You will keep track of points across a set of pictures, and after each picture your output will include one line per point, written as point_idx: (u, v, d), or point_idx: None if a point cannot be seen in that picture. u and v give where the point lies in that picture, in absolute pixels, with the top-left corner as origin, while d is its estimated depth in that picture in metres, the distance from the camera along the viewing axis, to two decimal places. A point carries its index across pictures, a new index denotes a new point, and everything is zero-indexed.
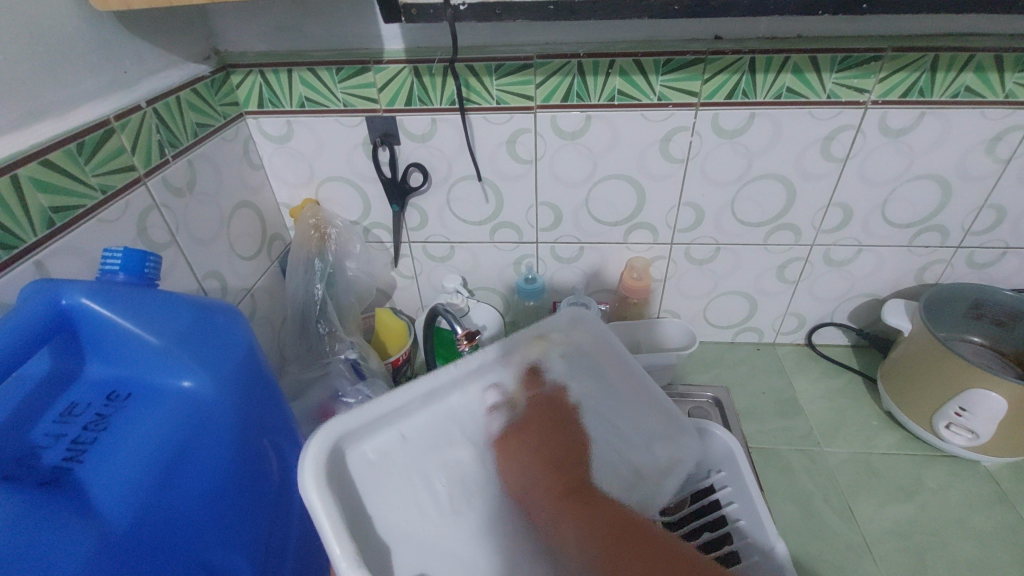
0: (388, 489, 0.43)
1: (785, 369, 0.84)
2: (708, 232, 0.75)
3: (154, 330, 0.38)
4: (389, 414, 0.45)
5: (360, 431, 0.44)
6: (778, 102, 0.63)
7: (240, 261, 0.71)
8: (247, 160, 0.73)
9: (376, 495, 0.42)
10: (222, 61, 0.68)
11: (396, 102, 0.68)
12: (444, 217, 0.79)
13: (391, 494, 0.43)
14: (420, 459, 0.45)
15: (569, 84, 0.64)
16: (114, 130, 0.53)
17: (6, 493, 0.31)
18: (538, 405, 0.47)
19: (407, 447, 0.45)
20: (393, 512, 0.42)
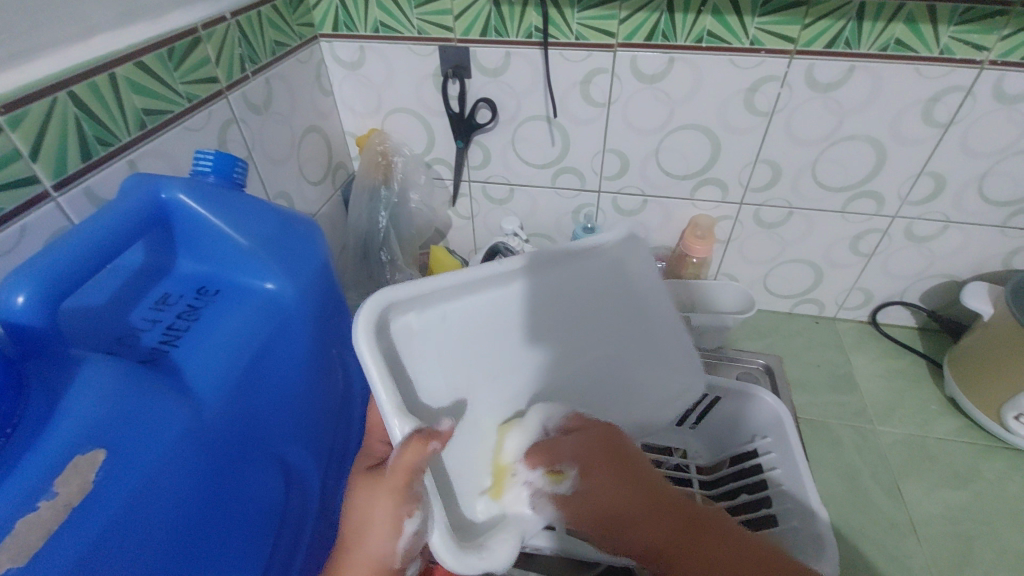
0: (422, 360, 0.43)
1: (843, 345, 0.81)
2: (783, 194, 0.72)
3: (243, 232, 0.40)
4: (439, 291, 0.45)
5: (408, 301, 0.43)
6: (883, 55, 0.59)
7: (307, 185, 0.72)
8: (318, 85, 0.73)
9: (409, 361, 0.42)
10: None
11: (472, 32, 0.66)
12: (507, 157, 0.77)
13: (426, 364, 0.43)
14: (461, 337, 0.45)
15: (655, 22, 0.61)
16: (201, 39, 0.53)
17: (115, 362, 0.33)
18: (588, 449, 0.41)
19: (449, 323, 0.45)
20: (425, 379, 0.43)
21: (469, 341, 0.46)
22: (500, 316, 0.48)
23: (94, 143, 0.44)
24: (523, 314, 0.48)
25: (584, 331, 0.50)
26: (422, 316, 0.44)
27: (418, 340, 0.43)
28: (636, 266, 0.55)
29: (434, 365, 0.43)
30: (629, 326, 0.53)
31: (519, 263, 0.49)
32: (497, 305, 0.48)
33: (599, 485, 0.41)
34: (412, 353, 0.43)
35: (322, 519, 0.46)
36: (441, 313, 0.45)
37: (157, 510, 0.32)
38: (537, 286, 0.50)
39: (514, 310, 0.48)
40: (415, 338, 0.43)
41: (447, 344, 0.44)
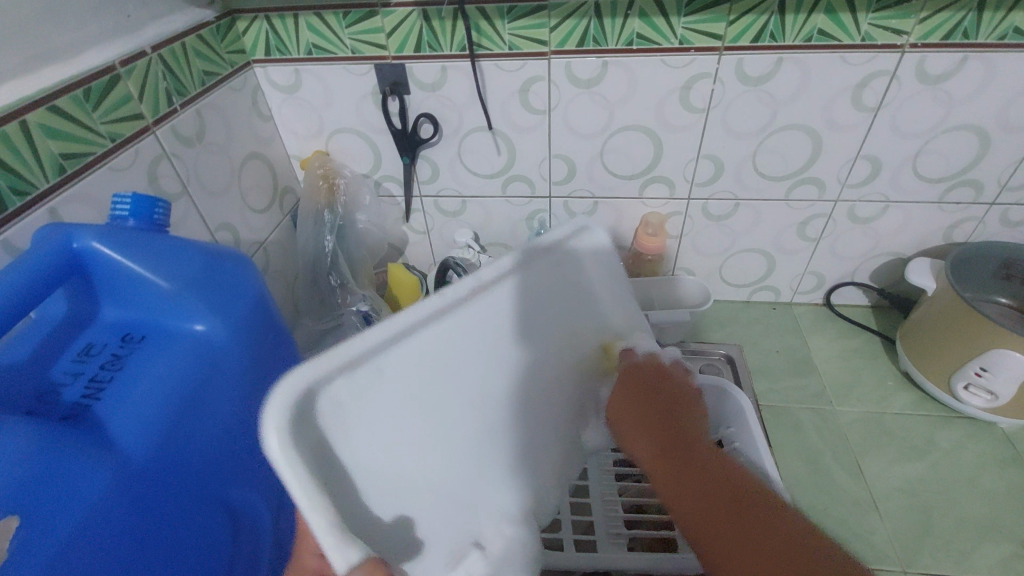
0: (355, 426, 0.38)
1: (801, 328, 0.83)
2: (727, 187, 0.73)
3: (164, 275, 0.39)
4: (365, 349, 0.39)
5: (328, 372, 0.37)
6: (808, 46, 0.60)
7: (252, 214, 0.71)
8: (256, 111, 0.72)
9: (340, 434, 0.38)
10: (226, 6, 0.66)
11: (406, 48, 0.66)
12: (455, 170, 0.77)
13: (360, 432, 0.39)
14: (398, 393, 0.41)
15: (585, 27, 0.61)
16: (120, 77, 0.52)
17: (30, 423, 0.32)
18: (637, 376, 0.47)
19: (382, 382, 0.40)
20: (361, 448, 0.38)
21: (412, 390, 0.42)
22: (439, 360, 0.43)
23: (7, 194, 0.42)
24: (463, 355, 0.45)
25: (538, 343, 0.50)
26: (349, 387, 0.38)
27: (349, 410, 0.38)
28: (580, 276, 0.53)
29: (370, 426, 0.39)
30: (580, 329, 0.53)
31: (452, 299, 0.45)
32: (443, 342, 0.44)
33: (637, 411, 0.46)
34: (345, 419, 0.38)
35: (275, 554, 0.46)
36: (373, 371, 0.39)
37: (86, 569, 0.31)
38: (481, 320, 0.46)
39: (452, 351, 0.44)
40: (345, 409, 0.38)
41: (382, 404, 0.40)
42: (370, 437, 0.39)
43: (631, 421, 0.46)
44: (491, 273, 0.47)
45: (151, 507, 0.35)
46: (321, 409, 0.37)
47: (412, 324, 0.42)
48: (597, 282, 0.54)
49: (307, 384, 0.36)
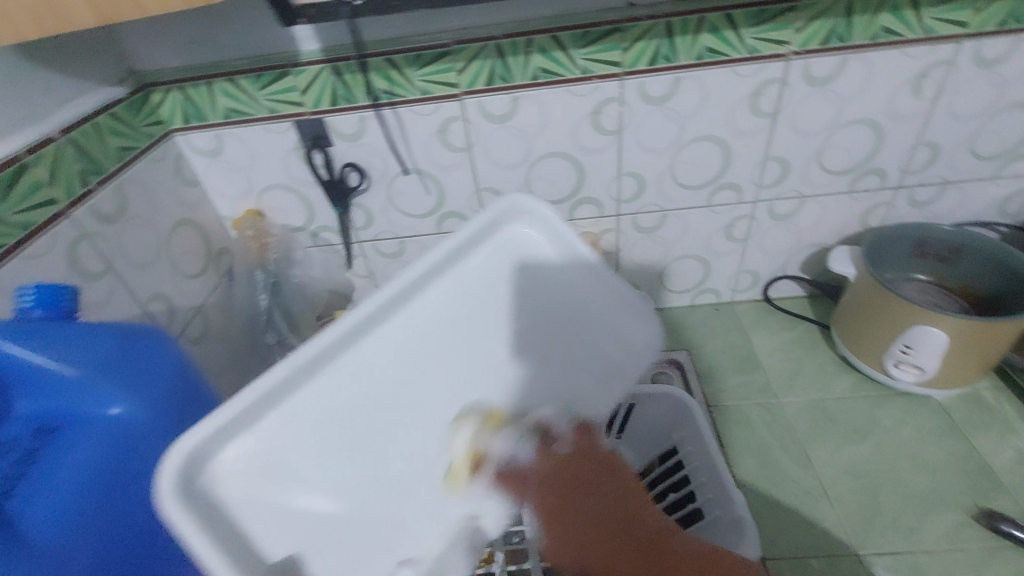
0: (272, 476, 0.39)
1: (743, 326, 0.85)
2: (652, 200, 0.76)
3: (74, 363, 0.39)
4: (268, 395, 0.40)
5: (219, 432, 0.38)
6: (700, 63, 0.63)
7: (185, 281, 0.70)
8: (180, 178, 0.72)
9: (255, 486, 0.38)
10: (139, 81, 0.67)
11: (322, 103, 0.67)
12: (389, 213, 0.78)
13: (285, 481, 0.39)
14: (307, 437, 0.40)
15: (490, 67, 0.64)
16: (28, 165, 0.52)
17: None
18: (568, 447, 0.44)
19: (292, 426, 0.40)
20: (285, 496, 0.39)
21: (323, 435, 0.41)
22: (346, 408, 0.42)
23: None
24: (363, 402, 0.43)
25: (498, 334, 0.49)
26: (275, 417, 0.40)
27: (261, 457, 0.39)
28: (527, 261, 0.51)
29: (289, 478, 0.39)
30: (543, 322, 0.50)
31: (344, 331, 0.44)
32: (371, 360, 0.44)
33: (544, 481, 0.42)
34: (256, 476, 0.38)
35: None
36: (280, 417, 0.40)
37: None
38: (384, 348, 0.44)
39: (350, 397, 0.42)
40: (270, 439, 0.39)
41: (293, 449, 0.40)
42: (301, 457, 0.40)
43: (555, 508, 0.41)
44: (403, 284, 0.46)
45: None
46: (226, 466, 0.38)
47: (306, 367, 0.42)
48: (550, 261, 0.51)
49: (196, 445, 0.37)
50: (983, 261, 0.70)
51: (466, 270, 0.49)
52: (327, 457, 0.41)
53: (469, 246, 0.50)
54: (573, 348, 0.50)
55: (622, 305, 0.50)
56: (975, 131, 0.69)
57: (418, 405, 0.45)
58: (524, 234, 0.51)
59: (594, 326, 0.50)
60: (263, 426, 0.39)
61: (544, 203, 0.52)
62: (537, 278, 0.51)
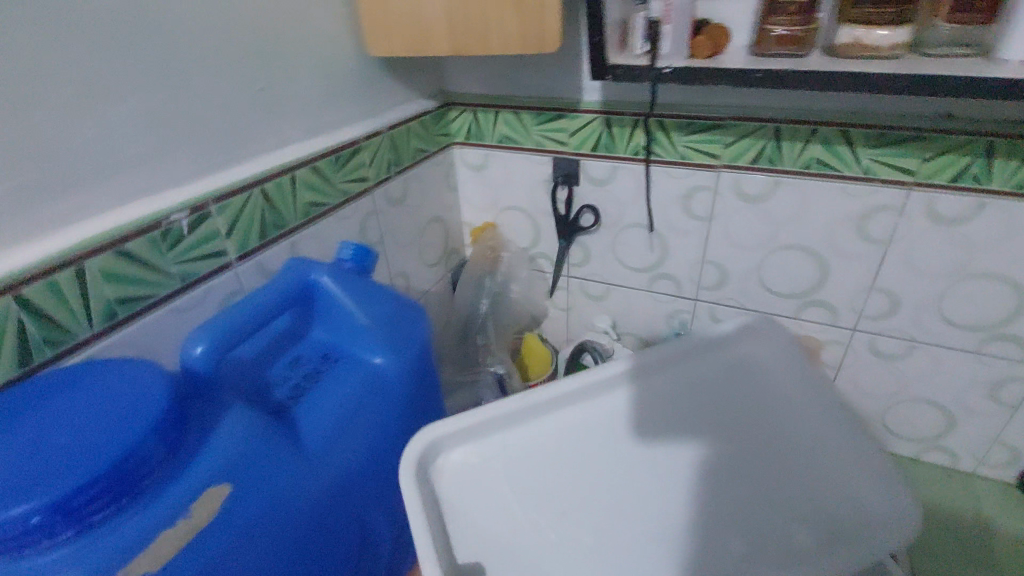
0: (478, 489, 0.48)
1: (982, 508, 0.69)
2: (902, 326, 0.67)
3: (364, 312, 0.48)
4: (494, 424, 0.52)
5: (451, 437, 0.50)
6: (1018, 193, 0.55)
7: (423, 267, 0.81)
8: (446, 182, 0.84)
9: (464, 489, 0.48)
10: (445, 99, 0.80)
11: (584, 146, 0.73)
12: (607, 259, 0.81)
13: (484, 496, 0.47)
14: (511, 465, 0.49)
15: (761, 147, 0.63)
16: (361, 147, 0.64)
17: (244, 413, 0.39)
18: None
19: (503, 453, 0.50)
20: (479, 508, 0.46)
21: (522, 468, 0.49)
22: (547, 453, 0.50)
23: (271, 228, 0.54)
24: (565, 453, 0.50)
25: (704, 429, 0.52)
26: (500, 436, 0.52)
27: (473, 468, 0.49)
28: (738, 385, 0.56)
29: (487, 494, 0.47)
30: (753, 439, 0.51)
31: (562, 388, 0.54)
32: (586, 420, 0.53)
33: None
34: (467, 482, 0.48)
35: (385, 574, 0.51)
36: (497, 444, 0.51)
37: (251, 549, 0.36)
38: (589, 418, 0.53)
39: (552, 445, 0.51)
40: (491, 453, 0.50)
41: (498, 471, 0.49)
42: (511, 479, 0.48)
43: None
44: (618, 368, 0.56)
45: (290, 510, 0.39)
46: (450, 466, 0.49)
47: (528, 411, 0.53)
48: (764, 389, 0.56)
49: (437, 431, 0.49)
50: None
51: (688, 370, 0.58)
52: (530, 489, 0.48)
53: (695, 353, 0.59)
54: (799, 486, 0.48)
55: (853, 452, 0.50)
56: None
57: (622, 474, 0.49)
58: (752, 357, 0.59)
59: (824, 471, 0.49)
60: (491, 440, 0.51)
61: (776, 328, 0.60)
62: (745, 398, 0.55)
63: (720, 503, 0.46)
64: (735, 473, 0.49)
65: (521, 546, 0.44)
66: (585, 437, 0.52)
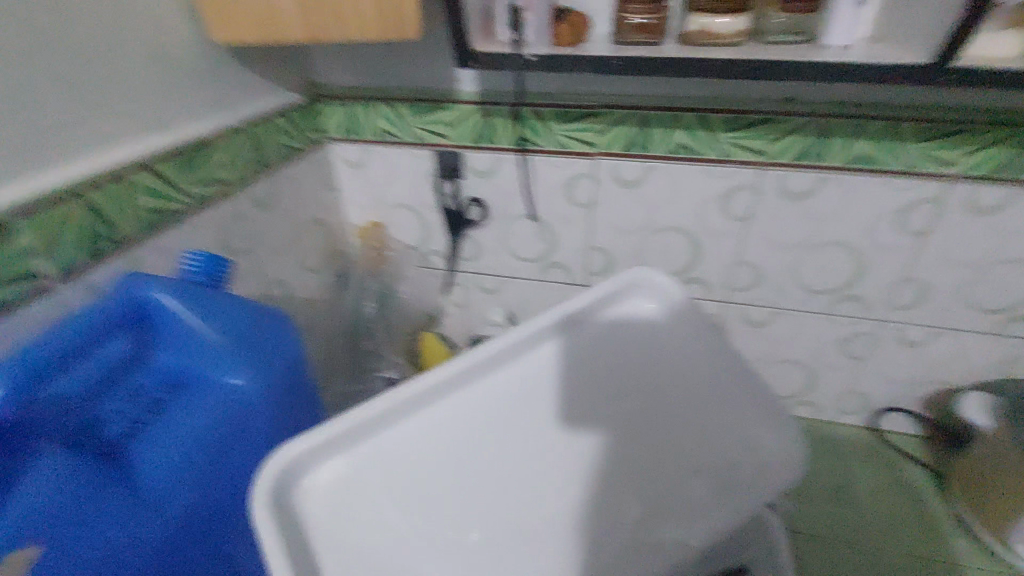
0: (353, 508, 0.40)
1: (843, 451, 0.78)
2: (767, 295, 0.72)
3: (213, 327, 0.43)
4: (369, 428, 0.44)
5: (317, 450, 0.42)
6: (851, 168, 0.61)
7: (305, 274, 0.75)
8: (324, 181, 0.78)
9: (335, 511, 0.40)
10: (314, 92, 0.74)
11: (466, 138, 0.71)
12: (499, 251, 0.81)
13: (359, 515, 0.40)
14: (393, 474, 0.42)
15: (632, 135, 0.65)
16: (215, 146, 0.58)
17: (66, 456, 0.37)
18: None
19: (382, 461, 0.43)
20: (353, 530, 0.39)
21: (406, 475, 0.43)
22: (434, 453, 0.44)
23: (102, 242, 0.47)
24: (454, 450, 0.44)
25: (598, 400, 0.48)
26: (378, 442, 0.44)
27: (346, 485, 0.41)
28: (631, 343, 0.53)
29: (364, 512, 0.40)
30: (652, 401, 0.48)
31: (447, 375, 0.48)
32: (476, 408, 0.47)
33: None
34: (338, 503, 0.40)
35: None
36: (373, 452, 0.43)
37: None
38: (479, 404, 0.47)
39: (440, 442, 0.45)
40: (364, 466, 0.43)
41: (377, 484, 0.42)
42: (393, 493, 0.41)
43: None
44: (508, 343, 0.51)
45: (125, 549, 0.38)
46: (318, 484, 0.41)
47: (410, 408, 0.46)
48: (657, 345, 0.53)
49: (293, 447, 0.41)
50: None
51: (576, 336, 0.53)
52: (415, 500, 0.41)
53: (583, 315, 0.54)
54: (700, 444, 0.45)
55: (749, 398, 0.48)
56: None
57: (518, 460, 0.44)
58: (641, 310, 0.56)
59: (722, 422, 0.46)
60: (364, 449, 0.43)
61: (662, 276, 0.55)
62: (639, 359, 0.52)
63: (618, 475, 0.43)
64: (633, 437, 0.45)
65: (408, 570, 0.37)
66: (473, 427, 0.46)
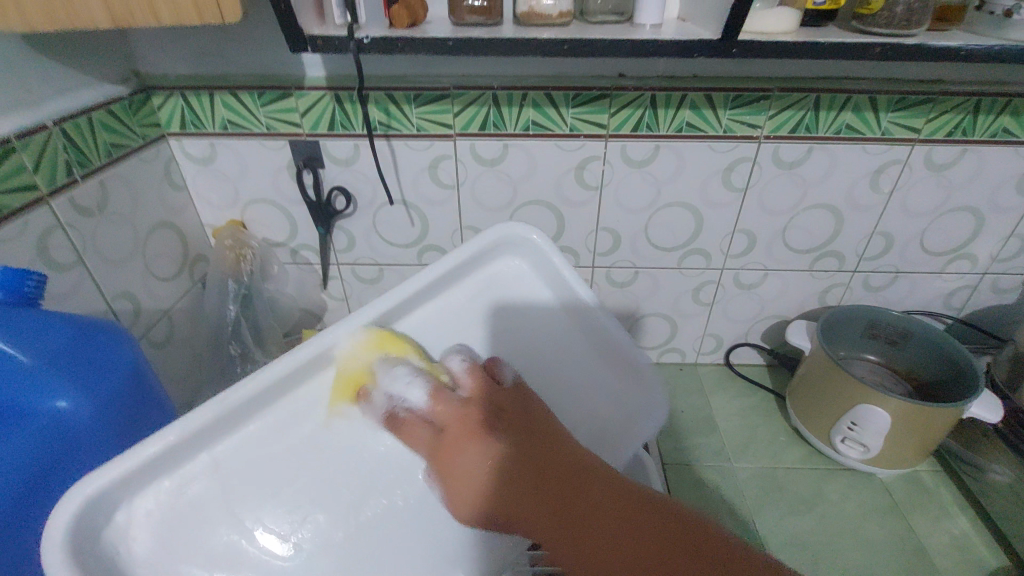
0: (193, 521, 0.38)
1: (704, 388, 0.88)
2: (626, 257, 0.79)
3: (32, 351, 0.39)
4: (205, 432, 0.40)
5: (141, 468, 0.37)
6: (680, 135, 0.68)
7: (156, 282, 0.69)
8: (167, 181, 0.72)
9: (171, 528, 0.38)
10: (142, 83, 0.68)
11: (319, 126, 0.69)
12: (371, 239, 0.80)
13: (201, 527, 0.38)
14: (236, 476, 0.40)
15: (485, 114, 0.67)
16: (14, 149, 0.51)
17: None
18: None
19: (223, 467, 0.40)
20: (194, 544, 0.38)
21: (252, 477, 0.41)
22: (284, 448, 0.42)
23: None
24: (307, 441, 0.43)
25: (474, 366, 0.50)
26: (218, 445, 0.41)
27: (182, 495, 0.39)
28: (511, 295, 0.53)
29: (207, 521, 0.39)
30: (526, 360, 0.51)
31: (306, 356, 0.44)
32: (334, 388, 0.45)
33: None
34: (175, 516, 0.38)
35: None
36: (211, 456, 0.40)
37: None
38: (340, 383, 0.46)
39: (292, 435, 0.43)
40: (193, 484, 0.39)
41: (219, 490, 0.40)
42: (239, 496, 0.40)
43: None
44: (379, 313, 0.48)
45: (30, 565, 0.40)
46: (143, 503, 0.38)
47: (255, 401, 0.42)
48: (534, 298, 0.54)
49: (100, 491, 0.35)
50: (930, 350, 0.74)
51: (433, 307, 0.51)
52: (265, 506, 0.40)
53: (442, 283, 0.52)
54: (552, 404, 0.50)
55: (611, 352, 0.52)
56: (926, 227, 0.74)
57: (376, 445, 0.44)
58: (509, 268, 0.55)
59: (581, 380, 0.51)
60: (188, 469, 0.40)
61: (536, 233, 0.54)
62: (513, 315, 0.53)
63: None
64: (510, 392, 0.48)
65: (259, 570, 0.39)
66: (320, 421, 0.44)
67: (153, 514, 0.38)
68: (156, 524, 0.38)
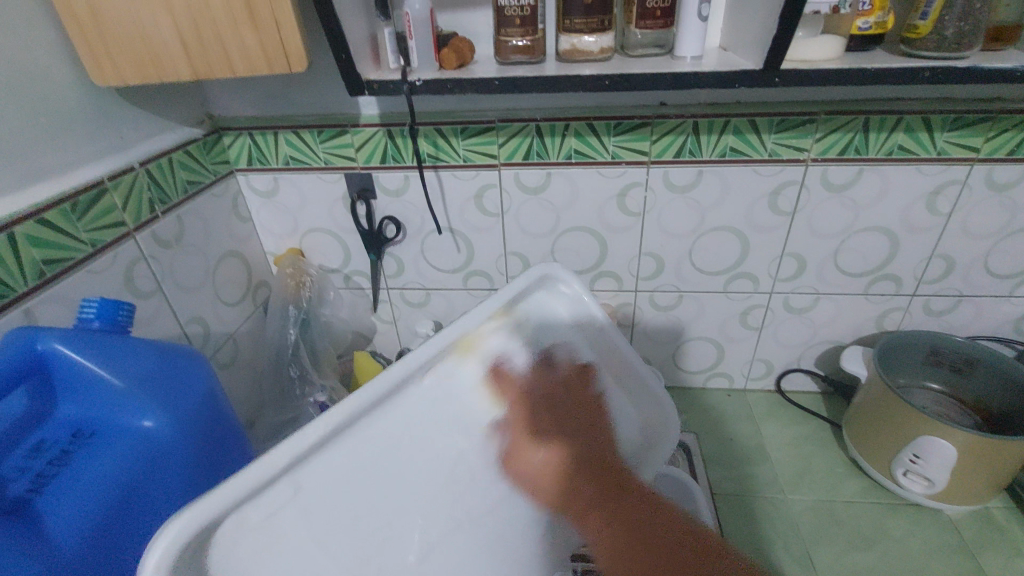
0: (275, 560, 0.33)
1: (755, 415, 0.86)
2: (670, 281, 0.79)
3: (121, 374, 0.43)
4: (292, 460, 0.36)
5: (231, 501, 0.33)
6: (724, 160, 0.68)
7: (224, 307, 0.75)
8: (235, 213, 0.78)
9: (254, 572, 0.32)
10: (215, 124, 0.74)
11: (372, 160, 0.73)
12: (420, 265, 0.83)
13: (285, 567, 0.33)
14: (321, 511, 0.36)
15: (529, 145, 0.69)
16: (107, 190, 0.57)
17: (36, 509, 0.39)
18: None
19: (306, 498, 0.35)
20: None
21: (334, 511, 0.36)
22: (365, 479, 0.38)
23: None
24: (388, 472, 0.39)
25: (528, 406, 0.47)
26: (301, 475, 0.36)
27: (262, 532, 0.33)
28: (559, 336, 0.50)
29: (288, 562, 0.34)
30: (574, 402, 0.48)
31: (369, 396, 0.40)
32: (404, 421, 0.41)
33: None
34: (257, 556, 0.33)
35: None
36: (294, 486, 0.35)
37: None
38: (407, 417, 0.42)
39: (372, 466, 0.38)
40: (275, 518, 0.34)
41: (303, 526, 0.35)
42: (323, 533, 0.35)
43: None
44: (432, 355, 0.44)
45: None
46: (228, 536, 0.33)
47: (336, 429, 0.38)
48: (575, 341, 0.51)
49: (214, 516, 0.32)
50: (998, 379, 0.70)
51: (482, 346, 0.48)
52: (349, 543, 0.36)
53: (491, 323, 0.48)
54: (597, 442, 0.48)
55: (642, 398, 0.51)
56: (989, 248, 0.71)
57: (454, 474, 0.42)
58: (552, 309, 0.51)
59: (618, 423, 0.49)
60: (269, 500, 0.34)
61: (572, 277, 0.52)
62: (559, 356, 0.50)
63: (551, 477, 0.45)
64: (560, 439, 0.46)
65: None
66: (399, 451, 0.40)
67: (239, 550, 0.32)
68: (245, 557, 0.32)
